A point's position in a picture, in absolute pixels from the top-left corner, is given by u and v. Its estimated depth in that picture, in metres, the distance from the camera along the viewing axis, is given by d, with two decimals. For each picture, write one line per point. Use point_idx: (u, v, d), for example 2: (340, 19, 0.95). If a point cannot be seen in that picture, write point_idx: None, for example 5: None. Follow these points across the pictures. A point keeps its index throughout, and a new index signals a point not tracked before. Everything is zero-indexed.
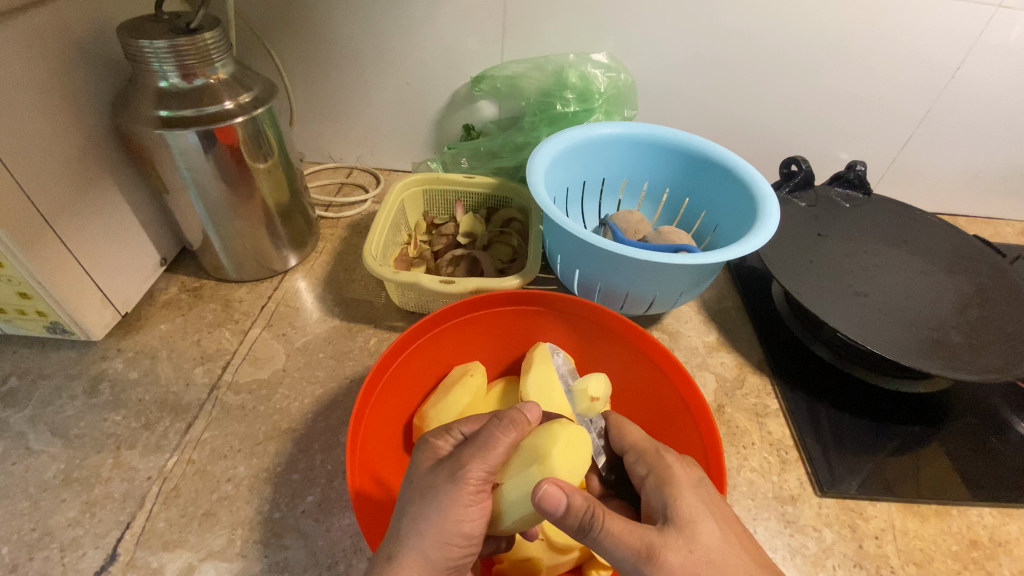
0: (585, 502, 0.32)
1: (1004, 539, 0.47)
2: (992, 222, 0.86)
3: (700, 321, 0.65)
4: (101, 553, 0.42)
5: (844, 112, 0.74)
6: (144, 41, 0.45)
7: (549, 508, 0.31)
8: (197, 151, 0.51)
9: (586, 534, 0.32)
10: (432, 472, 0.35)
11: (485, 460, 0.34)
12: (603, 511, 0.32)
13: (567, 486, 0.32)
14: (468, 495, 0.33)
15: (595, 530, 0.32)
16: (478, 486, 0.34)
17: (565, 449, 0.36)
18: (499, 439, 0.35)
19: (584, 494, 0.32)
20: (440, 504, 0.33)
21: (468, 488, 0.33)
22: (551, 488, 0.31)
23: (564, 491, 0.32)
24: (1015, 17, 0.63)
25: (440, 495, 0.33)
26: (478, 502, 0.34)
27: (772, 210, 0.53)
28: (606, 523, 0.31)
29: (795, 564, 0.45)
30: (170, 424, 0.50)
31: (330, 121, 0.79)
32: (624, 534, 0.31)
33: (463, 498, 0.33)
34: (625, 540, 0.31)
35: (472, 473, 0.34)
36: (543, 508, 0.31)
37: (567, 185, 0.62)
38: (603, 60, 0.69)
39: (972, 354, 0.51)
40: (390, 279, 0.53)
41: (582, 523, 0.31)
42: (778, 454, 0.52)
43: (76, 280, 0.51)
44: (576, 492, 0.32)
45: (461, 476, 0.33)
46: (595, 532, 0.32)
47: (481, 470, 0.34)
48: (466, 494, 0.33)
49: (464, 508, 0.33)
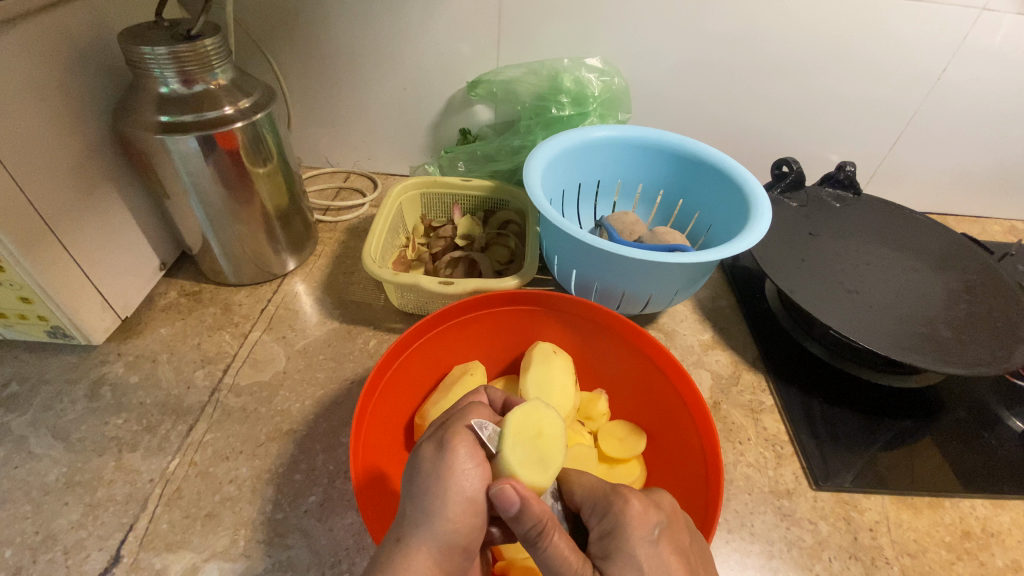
0: (539, 515, 0.31)
1: (997, 529, 0.48)
2: (980, 221, 0.87)
3: (694, 319, 0.66)
4: (105, 555, 0.42)
5: (834, 114, 0.75)
6: (145, 48, 0.46)
7: (503, 505, 0.31)
8: (197, 155, 0.52)
9: (530, 544, 0.32)
10: (416, 457, 0.35)
11: (467, 429, 0.36)
12: (554, 528, 0.31)
13: (526, 493, 0.32)
14: (462, 457, 0.34)
15: (541, 545, 0.31)
16: (472, 450, 0.35)
17: (529, 442, 0.36)
18: (472, 412, 0.38)
19: (543, 506, 0.32)
20: (438, 477, 0.33)
21: (461, 451, 0.34)
22: (508, 489, 0.31)
23: (521, 497, 0.31)
24: (999, 20, 0.64)
25: (434, 467, 0.34)
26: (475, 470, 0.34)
27: (764, 209, 0.54)
28: (554, 542, 0.31)
29: (791, 556, 0.45)
30: (172, 427, 0.50)
31: (328, 127, 0.79)
32: (565, 559, 0.31)
33: (459, 463, 0.34)
34: (564, 563, 0.31)
35: (459, 440, 0.35)
36: (497, 504, 0.31)
37: (563, 188, 0.63)
38: (597, 64, 0.70)
39: (961, 349, 0.52)
40: (389, 280, 0.54)
41: (529, 533, 0.31)
42: (773, 449, 0.53)
43: (77, 285, 0.52)
44: (534, 501, 0.31)
45: (449, 444, 0.34)
46: (541, 547, 0.31)
47: (467, 437, 0.35)
48: (461, 458, 0.34)
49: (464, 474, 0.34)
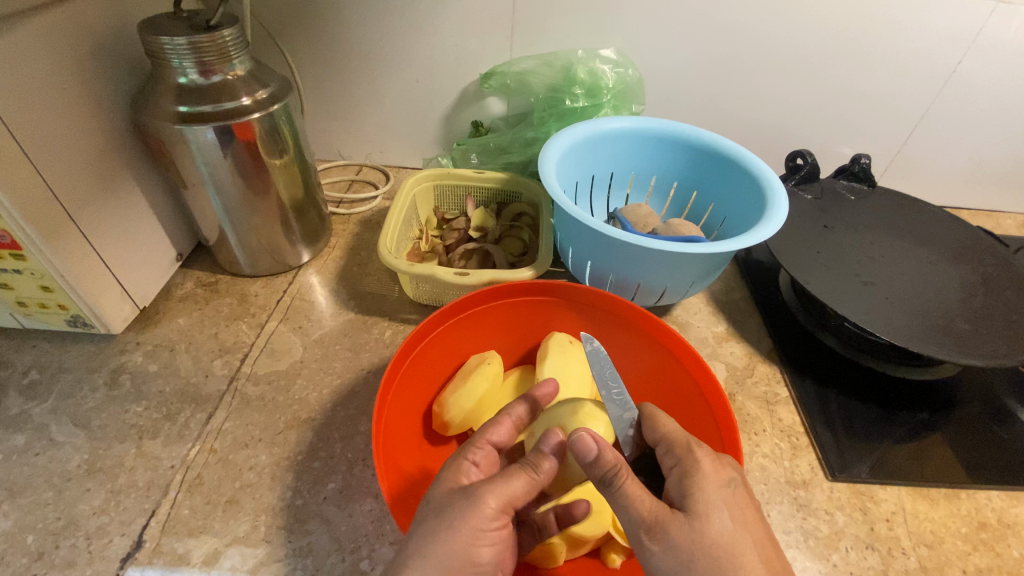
0: (614, 460, 0.34)
1: (1013, 521, 0.48)
2: (994, 215, 0.87)
3: (708, 312, 0.66)
4: (128, 540, 0.42)
5: (846, 108, 0.75)
6: (164, 38, 0.46)
7: (580, 453, 0.34)
8: (215, 147, 0.52)
9: (606, 484, 0.34)
10: (449, 497, 0.35)
11: (503, 490, 0.35)
12: (627, 473, 0.34)
13: (601, 440, 0.34)
14: (485, 515, 0.33)
15: (615, 484, 0.33)
16: (496, 514, 0.34)
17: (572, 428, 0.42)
18: (519, 471, 0.36)
19: (615, 452, 0.34)
20: (456, 523, 0.33)
21: (485, 511, 0.33)
22: (586, 437, 0.34)
23: (599, 443, 0.34)
24: (1016, 12, 0.64)
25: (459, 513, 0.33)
26: (494, 540, 0.34)
27: (781, 200, 0.54)
28: (626, 482, 0.33)
29: (808, 546, 0.45)
30: (191, 415, 0.51)
31: (341, 120, 0.80)
32: (639, 497, 0.33)
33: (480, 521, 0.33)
34: (639, 501, 0.33)
35: (491, 498, 0.34)
36: (576, 449, 0.34)
37: (577, 179, 0.64)
38: (611, 56, 0.70)
39: (978, 341, 0.52)
40: (405, 271, 0.54)
41: (606, 472, 0.34)
42: (789, 440, 0.53)
43: (97, 274, 0.52)
44: (608, 448, 0.34)
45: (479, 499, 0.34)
46: (614, 487, 0.33)
47: (498, 499, 0.34)
48: (486, 516, 0.33)
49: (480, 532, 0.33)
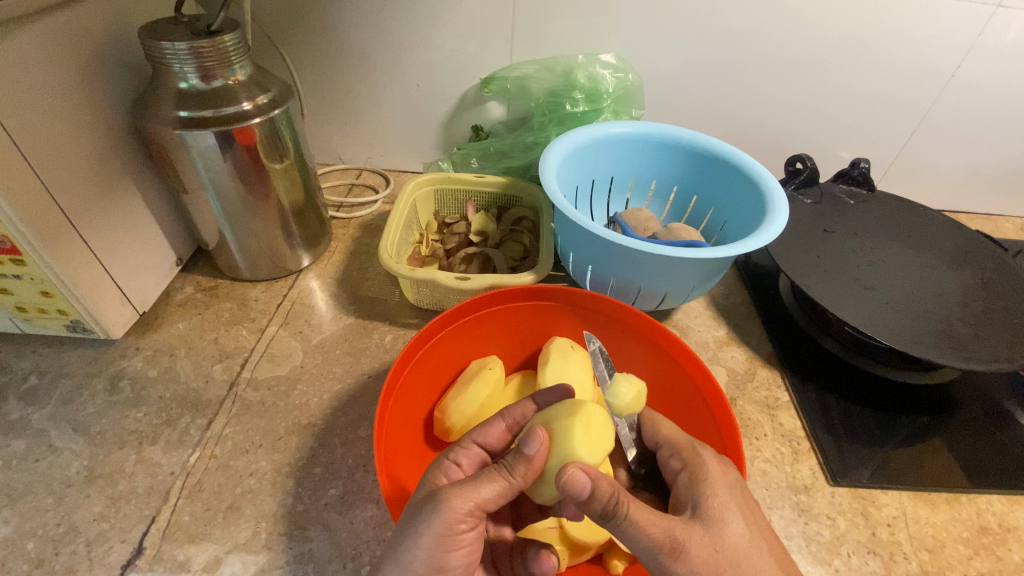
0: (611, 489, 0.32)
1: (1014, 525, 0.48)
2: (993, 219, 0.87)
3: (709, 316, 0.66)
4: (128, 547, 0.42)
5: (846, 111, 0.75)
6: (166, 43, 0.46)
7: (575, 492, 0.32)
8: (215, 151, 0.52)
9: (609, 519, 0.32)
10: (421, 500, 0.34)
11: (472, 496, 0.34)
12: (628, 500, 0.32)
13: (593, 472, 0.33)
14: (453, 522, 0.33)
15: (619, 518, 0.32)
16: (466, 519, 0.33)
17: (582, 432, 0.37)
18: (490, 478, 0.35)
19: (610, 480, 0.33)
20: (422, 528, 0.32)
21: (453, 516, 0.33)
22: (577, 473, 0.32)
23: (590, 476, 0.32)
24: (1014, 16, 0.64)
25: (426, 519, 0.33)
26: (466, 544, 0.34)
27: (781, 206, 0.54)
28: (630, 512, 0.32)
29: (810, 551, 0.45)
30: (191, 420, 0.51)
31: (341, 123, 0.80)
32: (647, 521, 0.32)
33: (449, 525, 0.33)
34: (648, 528, 0.32)
35: (460, 503, 0.33)
36: (569, 491, 0.32)
37: (577, 184, 0.63)
38: (611, 60, 0.70)
39: (979, 345, 0.52)
40: (406, 276, 0.54)
41: (607, 506, 0.32)
42: (790, 444, 0.53)
43: (97, 280, 0.52)
44: (603, 478, 0.33)
45: (447, 504, 0.33)
46: (618, 520, 0.32)
47: (469, 504, 0.33)
48: (453, 521, 0.33)
49: (448, 536, 0.33)
